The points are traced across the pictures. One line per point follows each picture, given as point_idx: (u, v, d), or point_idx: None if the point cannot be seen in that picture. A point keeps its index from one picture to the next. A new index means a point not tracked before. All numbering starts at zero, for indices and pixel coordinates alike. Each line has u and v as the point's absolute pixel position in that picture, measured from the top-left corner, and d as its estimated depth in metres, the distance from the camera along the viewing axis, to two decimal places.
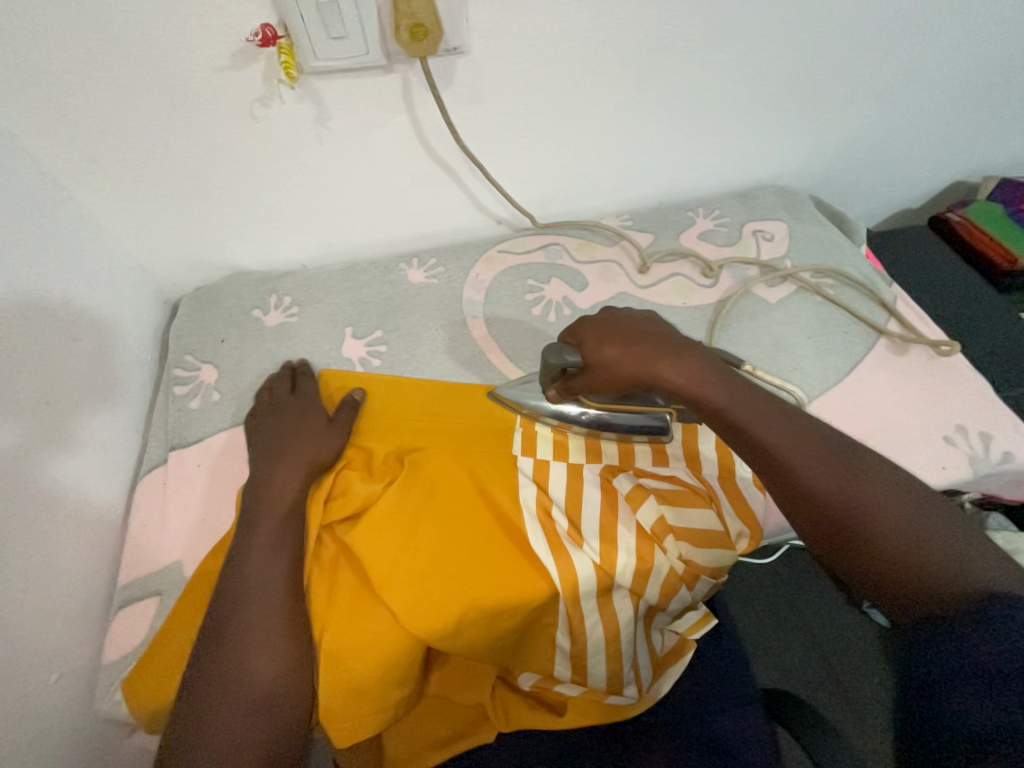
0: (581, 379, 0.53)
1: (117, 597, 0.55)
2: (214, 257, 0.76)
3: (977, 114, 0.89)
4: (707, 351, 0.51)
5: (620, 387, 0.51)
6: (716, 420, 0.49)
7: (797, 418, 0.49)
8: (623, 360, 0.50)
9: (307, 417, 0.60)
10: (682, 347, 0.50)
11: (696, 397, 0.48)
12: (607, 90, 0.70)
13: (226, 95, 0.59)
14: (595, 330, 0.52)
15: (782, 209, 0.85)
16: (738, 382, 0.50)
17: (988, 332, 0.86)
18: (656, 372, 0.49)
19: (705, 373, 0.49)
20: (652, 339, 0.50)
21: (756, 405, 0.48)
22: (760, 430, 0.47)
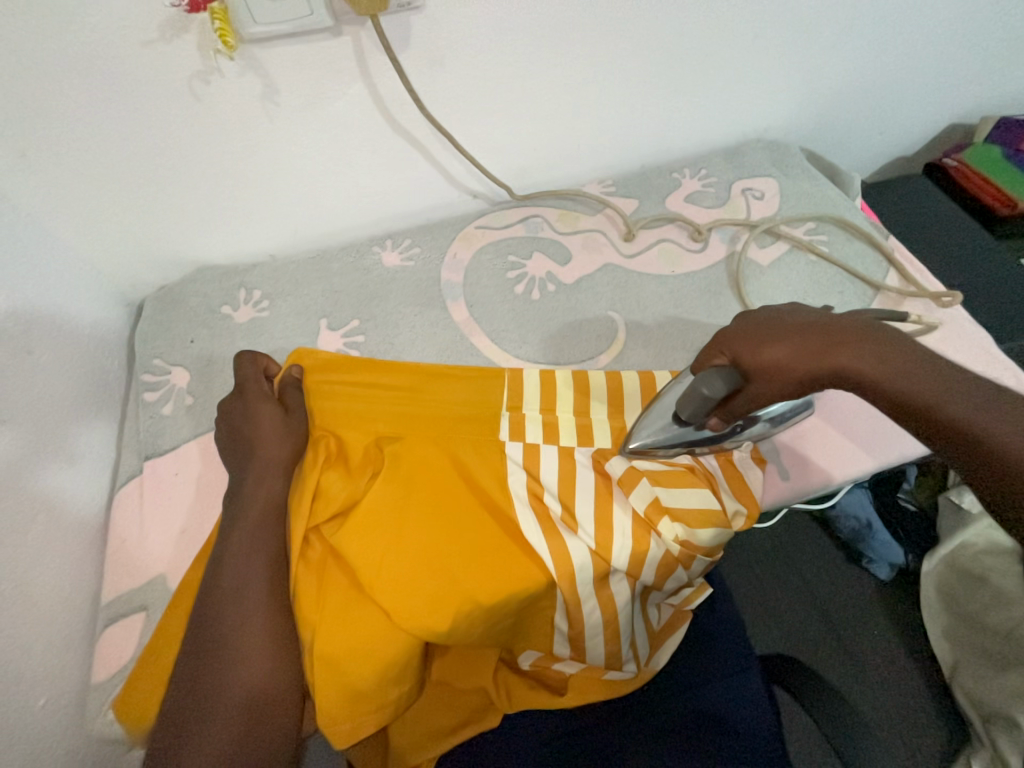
0: (747, 399, 0.48)
1: (102, 615, 0.53)
2: (174, 253, 0.71)
3: (975, 48, 0.84)
4: (909, 339, 0.44)
5: (799, 389, 0.46)
6: (920, 418, 0.41)
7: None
8: (794, 363, 0.45)
9: (262, 410, 0.56)
10: (862, 332, 0.45)
11: (894, 390, 0.42)
12: (579, 44, 0.65)
13: (159, 71, 0.54)
14: (748, 336, 0.48)
15: (771, 164, 0.81)
16: (955, 375, 0.41)
17: (987, 281, 0.84)
18: (839, 364, 0.44)
19: (901, 362, 0.43)
20: (822, 329, 0.45)
21: (980, 399, 0.40)
22: (987, 429, 0.38)
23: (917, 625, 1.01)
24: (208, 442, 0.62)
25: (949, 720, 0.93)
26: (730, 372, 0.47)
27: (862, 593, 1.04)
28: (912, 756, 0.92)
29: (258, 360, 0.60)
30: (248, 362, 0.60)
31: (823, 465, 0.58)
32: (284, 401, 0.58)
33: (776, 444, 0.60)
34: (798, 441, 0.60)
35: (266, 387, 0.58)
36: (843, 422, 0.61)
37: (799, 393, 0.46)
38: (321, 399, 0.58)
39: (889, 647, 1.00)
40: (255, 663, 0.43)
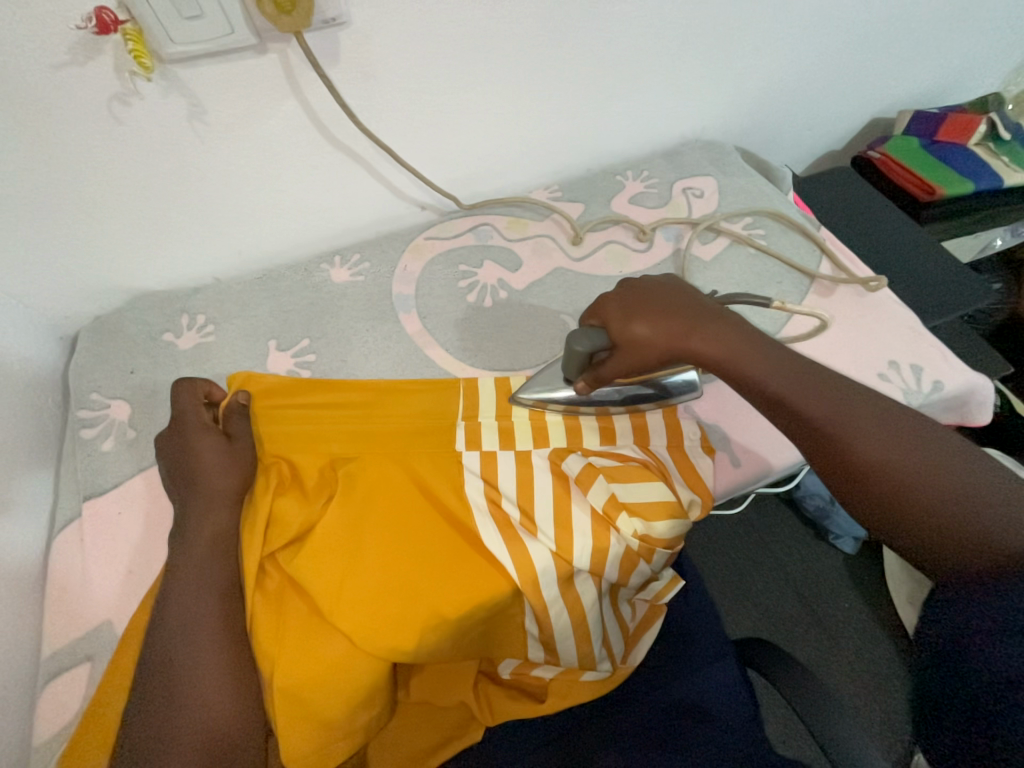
0: (611, 364, 0.52)
1: (43, 671, 0.50)
2: (108, 282, 0.68)
3: (885, 47, 0.90)
4: (746, 323, 0.51)
5: (652, 365, 0.51)
6: (756, 395, 0.49)
7: (845, 383, 0.48)
8: (653, 337, 0.50)
9: (203, 442, 0.53)
10: (713, 317, 0.51)
11: (737, 372, 0.49)
12: (511, 56, 0.66)
13: (74, 94, 0.52)
14: (621, 310, 0.52)
15: (708, 163, 0.84)
16: (782, 355, 0.49)
17: (913, 263, 0.89)
18: (691, 347, 0.50)
19: (744, 346, 0.49)
20: (683, 311, 0.51)
21: (786, 371, 0.48)
22: (803, 399, 0.47)
23: (881, 593, 1.05)
24: (154, 477, 0.59)
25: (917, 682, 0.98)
26: (602, 335, 0.52)
27: (828, 568, 1.08)
28: (886, 721, 0.96)
29: (197, 388, 0.58)
30: (185, 392, 0.57)
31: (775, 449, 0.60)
32: (229, 429, 0.56)
33: (727, 432, 0.62)
34: (750, 428, 0.62)
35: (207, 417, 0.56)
36: None
37: (652, 369, 0.52)
38: (272, 424, 0.57)
39: (856, 617, 1.04)
40: (213, 705, 0.42)
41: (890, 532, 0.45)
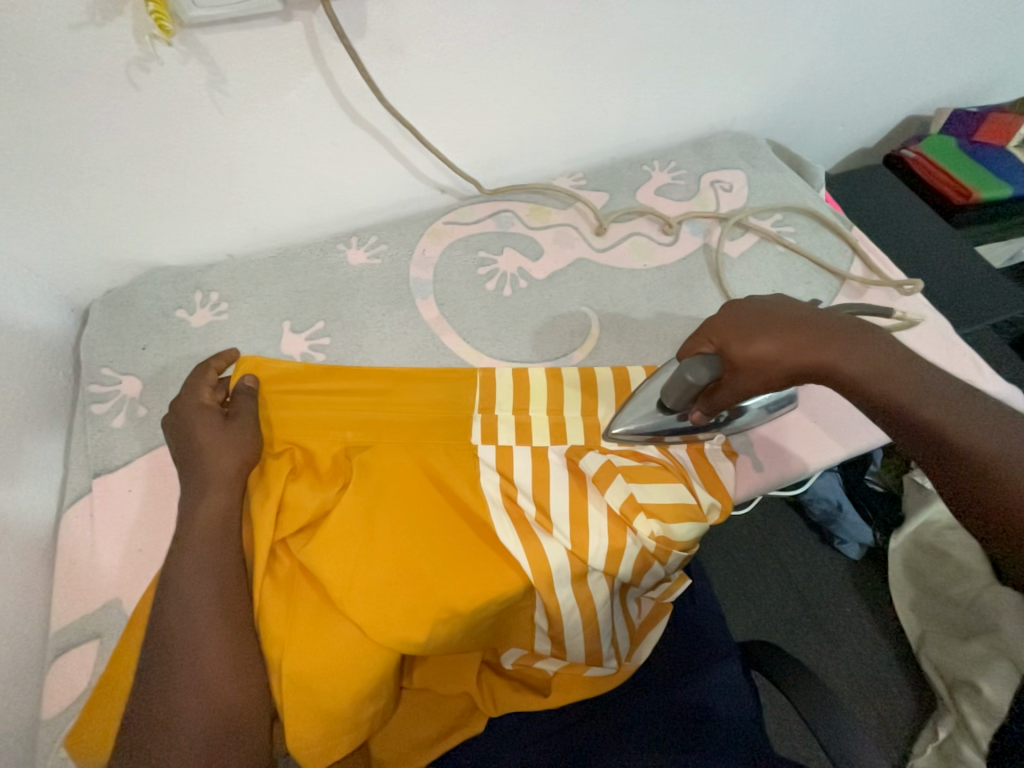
0: (730, 387, 0.50)
1: (52, 645, 0.50)
2: (121, 254, 0.67)
3: (930, 40, 0.86)
4: (897, 343, 0.47)
5: (774, 384, 0.49)
6: (898, 421, 0.44)
7: (1022, 422, 0.41)
8: (777, 356, 0.47)
9: (202, 420, 0.52)
10: (854, 334, 0.47)
11: (880, 392, 0.45)
12: (543, 34, 0.63)
13: (92, 56, 0.50)
14: (738, 330, 0.49)
15: (738, 155, 0.81)
16: (941, 381, 0.44)
17: (944, 267, 0.86)
18: (823, 363, 0.46)
19: (893, 368, 0.45)
20: (812, 325, 0.48)
21: (943, 397, 0.43)
22: (978, 441, 0.41)
23: (885, 600, 1.05)
24: (164, 457, 0.58)
25: (917, 689, 0.98)
26: (716, 360, 0.49)
27: (833, 572, 1.08)
28: (883, 726, 0.96)
29: (208, 369, 0.57)
30: (198, 373, 0.56)
31: (792, 456, 0.59)
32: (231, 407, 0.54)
33: (747, 436, 0.61)
34: (770, 433, 0.61)
35: (207, 396, 0.55)
36: (813, 412, 0.61)
37: (773, 388, 0.49)
38: (284, 408, 0.56)
39: (861, 624, 1.03)
40: (220, 685, 0.41)
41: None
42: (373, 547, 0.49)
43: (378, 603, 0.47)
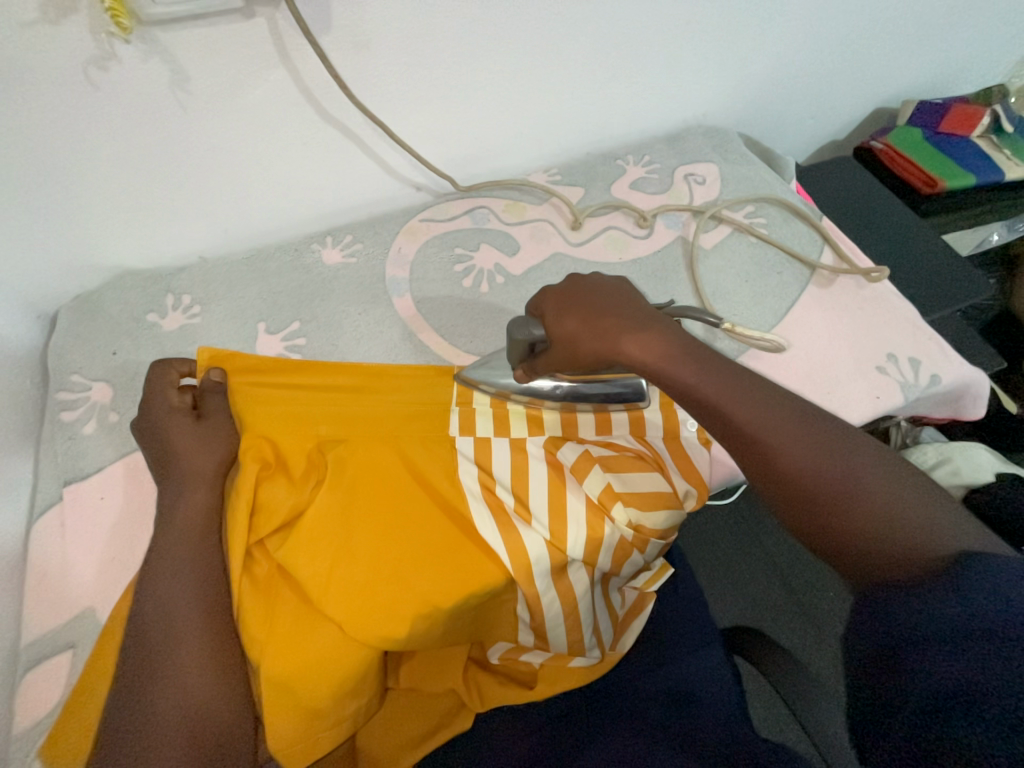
0: (545, 358, 0.50)
1: (24, 657, 0.49)
2: (89, 258, 0.65)
3: (893, 33, 0.88)
4: (679, 326, 0.48)
5: (582, 363, 0.49)
6: (708, 413, 0.45)
7: (779, 392, 0.45)
8: (583, 334, 0.47)
9: (176, 424, 0.52)
10: (647, 322, 0.47)
11: (687, 388, 0.45)
12: (511, 30, 0.63)
13: (45, 55, 0.49)
14: (556, 303, 0.49)
15: (710, 149, 0.82)
16: (712, 357, 0.46)
17: (912, 256, 0.89)
18: (625, 354, 0.46)
19: (674, 349, 0.46)
20: (613, 310, 0.48)
21: (717, 373, 0.45)
22: (743, 413, 0.43)
23: None
24: (135, 462, 0.57)
25: None
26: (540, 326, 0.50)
27: (814, 558, 1.10)
28: None
29: (168, 370, 0.56)
30: (157, 372, 0.56)
31: None
32: (201, 407, 0.54)
33: None
34: None
35: (176, 399, 0.54)
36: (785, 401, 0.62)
37: (585, 368, 0.50)
38: (257, 408, 0.55)
39: (841, 606, 1.06)
40: (200, 690, 0.41)
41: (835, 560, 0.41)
42: (346, 543, 0.49)
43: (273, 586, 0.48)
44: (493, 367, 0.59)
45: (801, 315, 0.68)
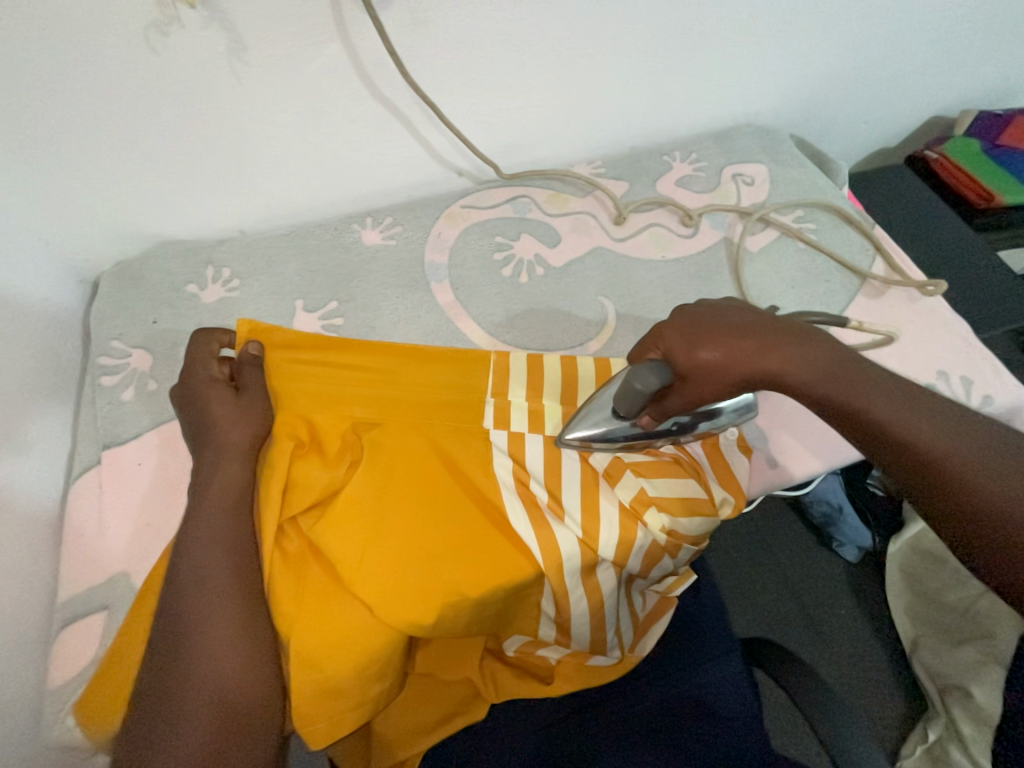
0: (680, 396, 0.48)
1: (59, 615, 0.49)
2: (133, 225, 0.65)
3: (961, 39, 0.84)
4: (838, 344, 0.47)
5: (723, 393, 0.47)
6: (874, 435, 0.44)
7: (959, 417, 0.43)
8: (725, 362, 0.46)
9: (215, 394, 0.53)
10: (799, 341, 0.46)
11: (853, 405, 0.44)
12: (570, 12, 0.62)
13: (109, 16, 0.49)
14: (685, 335, 0.47)
15: (761, 149, 0.80)
16: (879, 377, 0.45)
17: (962, 272, 0.86)
18: (777, 372, 0.46)
19: (835, 369, 0.45)
20: (757, 330, 0.47)
21: (886, 395, 0.44)
22: (922, 439, 0.42)
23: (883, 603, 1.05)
24: (172, 431, 0.58)
25: (908, 692, 0.98)
26: (664, 367, 0.46)
27: (830, 574, 1.08)
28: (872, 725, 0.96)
29: (210, 339, 0.57)
30: (201, 341, 0.56)
31: (804, 456, 0.59)
32: (239, 379, 0.55)
33: (764, 433, 0.61)
34: (783, 430, 0.61)
35: (216, 370, 0.55)
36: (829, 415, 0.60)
37: (723, 396, 0.48)
38: (291, 383, 0.55)
39: (857, 626, 1.04)
40: (228, 660, 0.41)
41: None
42: (384, 526, 0.49)
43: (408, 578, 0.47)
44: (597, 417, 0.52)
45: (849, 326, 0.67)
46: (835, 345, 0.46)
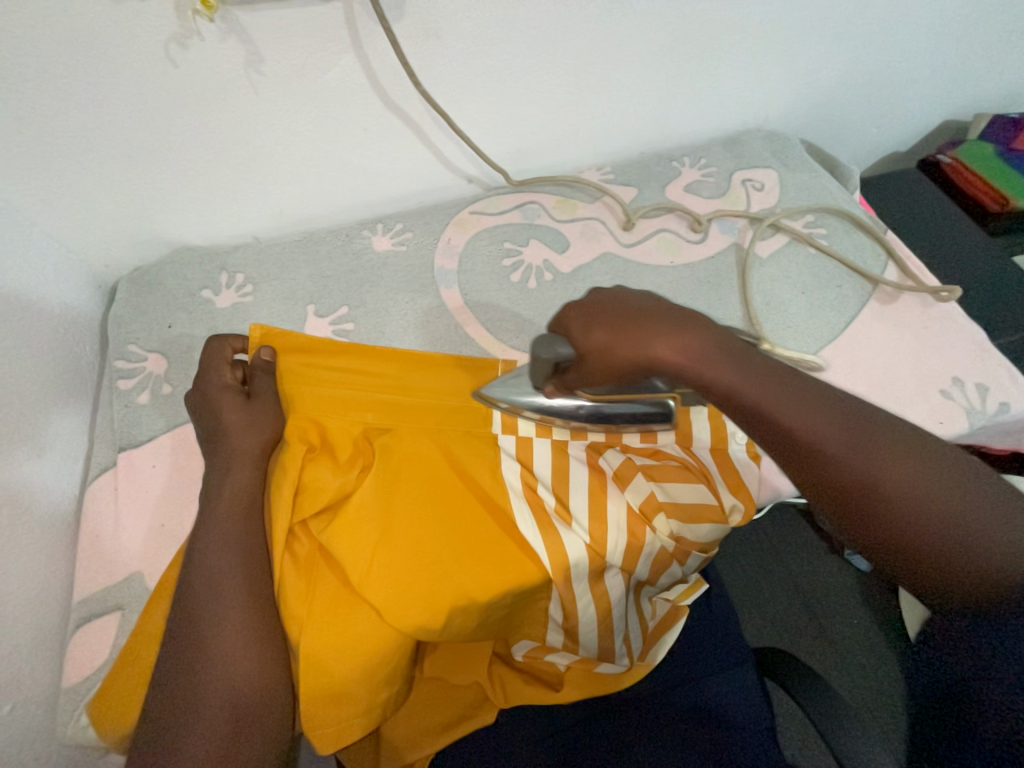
0: (579, 377, 0.46)
1: (75, 615, 0.50)
2: (151, 231, 0.67)
3: (975, 42, 0.83)
4: (717, 328, 0.44)
5: (620, 377, 0.45)
6: (760, 424, 0.41)
7: (835, 399, 0.41)
8: (618, 346, 0.43)
9: (227, 401, 0.54)
10: (683, 326, 0.43)
11: (736, 395, 0.41)
12: (579, 22, 0.62)
13: (132, 30, 0.50)
14: (582, 317, 0.45)
15: (770, 154, 0.80)
16: (757, 362, 0.43)
17: (975, 279, 0.85)
18: (663, 361, 0.43)
19: (716, 355, 0.42)
20: (643, 316, 0.44)
21: (766, 381, 0.42)
22: (804, 427, 0.40)
23: (897, 614, 1.03)
24: (186, 434, 0.59)
25: None
26: (566, 343, 0.46)
27: (842, 583, 1.06)
28: (887, 741, 0.94)
29: (224, 345, 0.58)
30: (215, 347, 0.57)
31: None
32: (251, 386, 0.56)
33: None
34: None
35: (229, 376, 0.56)
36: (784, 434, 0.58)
37: (622, 380, 0.46)
38: (304, 389, 0.56)
39: (870, 637, 1.02)
40: (238, 662, 0.41)
41: (916, 579, 0.38)
42: (392, 532, 0.49)
43: (402, 588, 0.47)
44: (515, 387, 0.54)
45: (862, 333, 0.66)
46: (717, 330, 0.44)
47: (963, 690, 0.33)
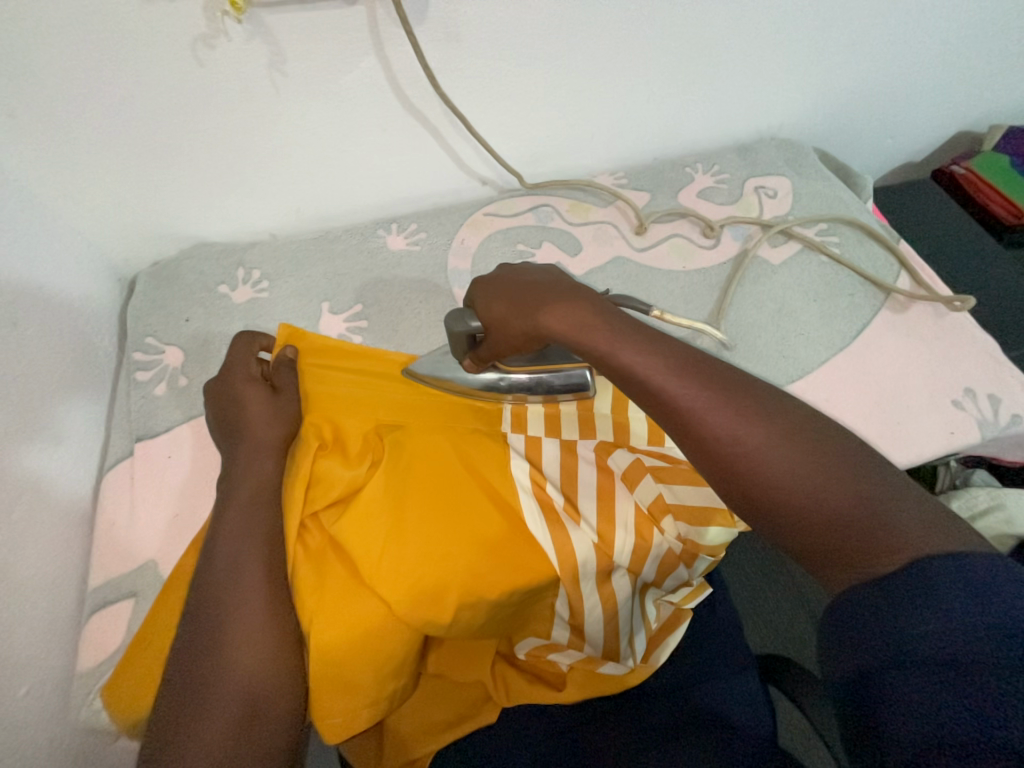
0: (487, 346, 0.50)
1: (90, 601, 0.51)
2: (171, 227, 0.68)
3: (992, 54, 0.83)
4: (605, 300, 0.46)
5: (520, 346, 0.48)
6: (636, 388, 0.42)
7: (712, 366, 0.42)
8: (510, 315, 0.47)
9: (250, 393, 0.54)
10: (571, 295, 0.46)
11: (612, 359, 0.43)
12: (596, 28, 0.63)
13: (160, 30, 0.51)
14: (484, 288, 0.49)
15: (783, 162, 0.80)
16: (639, 330, 0.44)
17: (989, 291, 0.85)
18: (548, 328, 0.45)
19: (598, 323, 0.44)
20: (536, 287, 0.47)
21: (641, 346, 0.43)
22: (674, 390, 0.40)
23: None
24: (202, 426, 0.60)
25: None
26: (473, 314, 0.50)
27: None
28: None
29: (246, 339, 0.59)
30: (238, 342, 0.59)
31: None
32: (274, 380, 0.57)
33: None
34: None
35: (251, 369, 0.57)
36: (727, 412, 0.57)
37: (523, 348, 0.49)
38: (322, 388, 0.57)
39: None
40: (252, 649, 0.41)
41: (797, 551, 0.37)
42: (403, 528, 0.49)
43: (405, 582, 0.47)
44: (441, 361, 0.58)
45: (876, 341, 0.66)
46: (602, 301, 0.46)
47: (864, 683, 0.30)
